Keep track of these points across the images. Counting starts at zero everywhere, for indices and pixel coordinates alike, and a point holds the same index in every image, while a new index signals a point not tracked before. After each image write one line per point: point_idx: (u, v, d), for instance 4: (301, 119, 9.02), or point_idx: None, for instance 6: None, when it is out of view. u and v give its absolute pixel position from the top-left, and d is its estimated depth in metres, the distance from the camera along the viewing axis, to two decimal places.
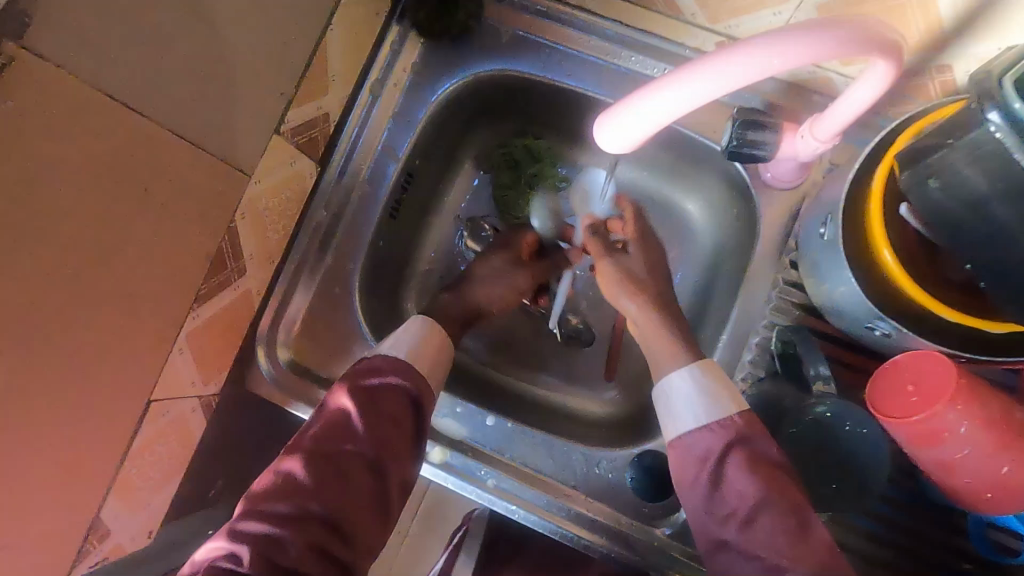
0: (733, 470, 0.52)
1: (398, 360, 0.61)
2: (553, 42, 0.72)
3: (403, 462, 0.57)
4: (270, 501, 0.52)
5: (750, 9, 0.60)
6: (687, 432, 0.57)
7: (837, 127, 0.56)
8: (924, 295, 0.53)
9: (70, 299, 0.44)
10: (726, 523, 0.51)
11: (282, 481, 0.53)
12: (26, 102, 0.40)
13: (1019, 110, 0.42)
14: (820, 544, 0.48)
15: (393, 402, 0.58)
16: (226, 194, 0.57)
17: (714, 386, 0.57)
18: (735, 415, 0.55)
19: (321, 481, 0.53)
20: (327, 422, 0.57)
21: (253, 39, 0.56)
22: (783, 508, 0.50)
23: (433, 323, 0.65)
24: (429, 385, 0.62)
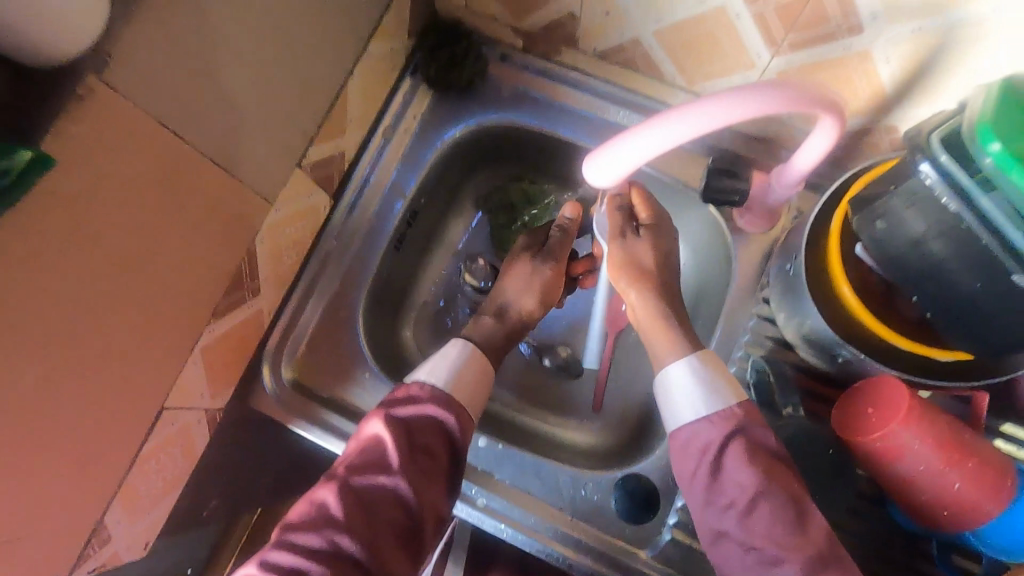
0: (732, 460, 0.53)
1: (436, 392, 0.62)
2: (550, 97, 0.78)
3: (435, 496, 0.58)
4: (305, 534, 0.54)
5: (722, 74, 0.64)
6: (687, 424, 0.57)
7: (804, 168, 0.58)
8: (877, 322, 0.56)
9: (110, 308, 0.50)
10: (724, 513, 0.52)
11: (317, 512, 0.55)
12: (91, 129, 0.43)
13: (946, 163, 0.46)
14: (820, 534, 0.49)
15: (428, 435, 0.60)
16: (250, 217, 0.62)
17: (715, 377, 0.58)
18: (735, 406, 0.56)
19: (355, 516, 0.55)
20: (362, 452, 0.59)
21: (289, 84, 0.61)
22: (782, 499, 0.50)
23: (472, 350, 0.66)
24: (467, 413, 0.63)
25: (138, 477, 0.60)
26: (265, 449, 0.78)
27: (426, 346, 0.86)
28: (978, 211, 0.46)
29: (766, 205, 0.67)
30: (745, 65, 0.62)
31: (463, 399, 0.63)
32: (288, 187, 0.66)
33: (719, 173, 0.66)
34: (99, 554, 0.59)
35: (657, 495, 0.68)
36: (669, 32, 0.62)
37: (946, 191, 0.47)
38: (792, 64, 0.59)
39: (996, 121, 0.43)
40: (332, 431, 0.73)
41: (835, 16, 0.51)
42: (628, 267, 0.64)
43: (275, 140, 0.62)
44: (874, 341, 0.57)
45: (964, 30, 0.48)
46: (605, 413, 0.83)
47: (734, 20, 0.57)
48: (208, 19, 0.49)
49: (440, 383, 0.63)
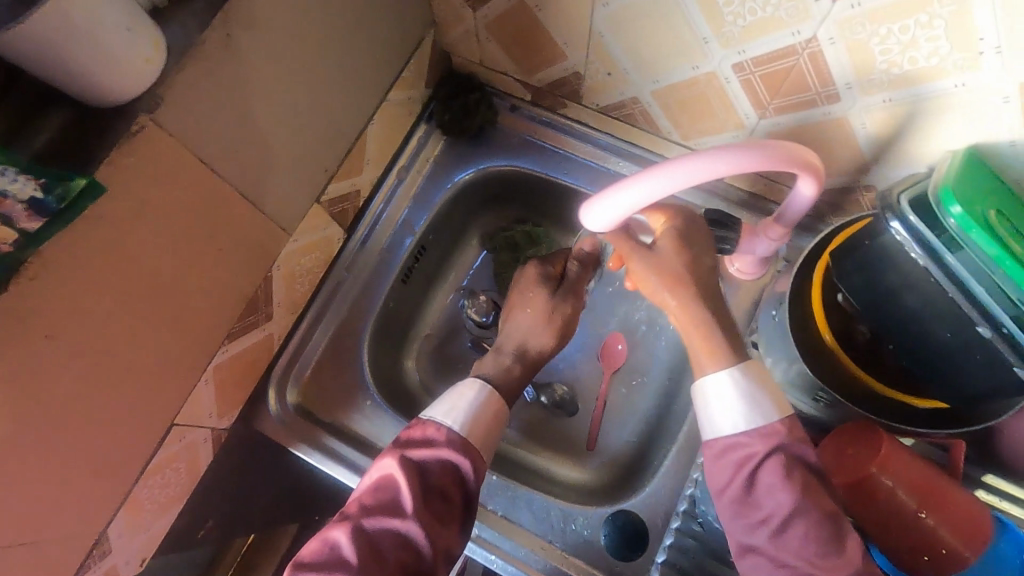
0: (769, 478, 0.52)
1: (452, 435, 0.61)
2: (555, 147, 0.84)
3: (447, 542, 0.57)
4: (315, 574, 0.53)
5: (715, 130, 0.69)
6: (725, 436, 0.56)
7: (810, 190, 0.55)
8: (855, 367, 0.60)
9: (137, 322, 0.54)
10: (755, 528, 0.52)
11: (329, 554, 0.55)
12: (142, 158, 0.48)
13: (913, 222, 0.50)
14: (855, 550, 0.50)
15: (441, 479, 0.58)
16: (269, 247, 0.66)
17: (757, 389, 0.56)
18: (777, 421, 0.55)
19: (366, 559, 0.54)
20: (375, 491, 0.58)
21: (313, 126, 0.66)
22: (816, 518, 0.50)
23: (489, 393, 0.65)
24: (483, 458, 0.62)
25: (144, 491, 0.62)
26: (265, 470, 0.80)
27: (425, 376, 0.89)
28: (944, 267, 0.50)
29: (755, 256, 0.69)
30: (735, 124, 0.67)
31: (479, 442, 0.62)
32: (305, 220, 0.70)
33: (711, 224, 0.69)
34: (100, 564, 0.61)
35: (646, 531, 0.70)
36: (665, 92, 0.67)
37: (916, 247, 0.50)
38: (778, 126, 0.64)
39: (955, 186, 0.47)
40: (332, 456, 0.75)
41: (814, 85, 0.57)
42: (659, 273, 0.60)
43: (299, 176, 0.66)
44: (857, 386, 0.60)
45: (932, 102, 0.52)
46: (599, 451, 0.84)
47: (724, 84, 0.62)
48: (249, 67, 0.55)
49: (456, 426, 0.61)
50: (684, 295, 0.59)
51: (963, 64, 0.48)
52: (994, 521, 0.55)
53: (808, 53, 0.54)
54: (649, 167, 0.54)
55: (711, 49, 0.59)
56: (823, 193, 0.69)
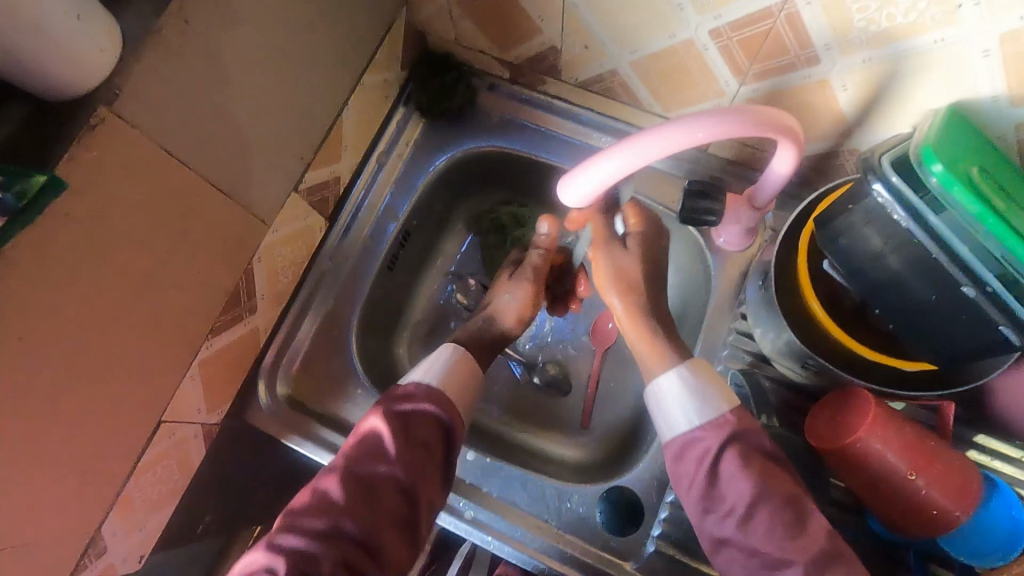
0: (727, 467, 0.54)
1: (428, 390, 0.63)
2: (536, 125, 0.83)
3: (432, 487, 0.59)
4: (304, 520, 0.55)
5: (695, 100, 0.68)
6: (681, 433, 0.58)
7: (784, 169, 0.57)
8: (842, 334, 0.59)
9: (114, 322, 0.53)
10: (724, 519, 0.53)
11: (318, 500, 0.57)
12: (104, 152, 0.47)
13: (896, 183, 0.49)
14: (820, 530, 0.50)
15: (425, 429, 0.60)
16: (247, 239, 0.65)
17: (704, 385, 0.58)
18: (727, 412, 0.57)
19: (356, 505, 0.56)
20: (361, 442, 0.59)
21: (285, 113, 0.65)
22: (777, 502, 0.51)
23: (461, 351, 0.67)
24: (461, 413, 0.64)
25: (135, 488, 0.62)
26: (259, 463, 0.80)
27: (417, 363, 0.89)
28: (927, 227, 0.49)
29: (741, 226, 0.69)
30: (716, 92, 0.65)
31: (456, 395, 0.64)
32: (284, 210, 0.69)
33: (694, 195, 0.66)
34: (96, 564, 0.61)
35: (641, 506, 0.70)
36: (643, 63, 0.66)
37: (898, 209, 0.50)
38: (758, 92, 0.63)
39: (937, 144, 0.47)
40: (326, 446, 0.75)
41: (792, 47, 0.55)
42: (617, 278, 0.66)
43: (274, 165, 0.65)
44: (845, 353, 0.60)
45: (912, 60, 0.51)
46: (594, 429, 0.84)
47: (702, 52, 0.61)
48: (211, 54, 0.53)
49: (433, 382, 0.63)
50: (634, 298, 0.66)
51: (941, 19, 0.46)
52: (984, 480, 0.55)
53: (784, 15, 0.52)
54: (629, 136, 0.52)
55: (687, 16, 0.57)
56: (806, 159, 0.69)
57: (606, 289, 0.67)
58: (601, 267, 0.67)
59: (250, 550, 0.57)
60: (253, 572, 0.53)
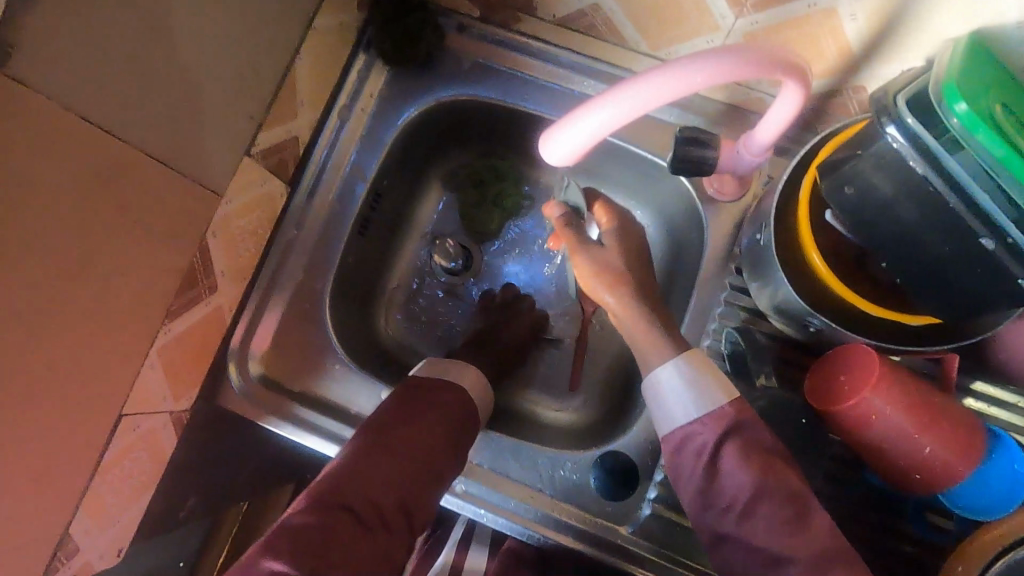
0: (728, 464, 0.51)
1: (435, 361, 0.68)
2: (511, 69, 0.75)
3: (450, 427, 0.60)
4: (349, 467, 0.54)
5: (685, 37, 0.61)
6: (679, 427, 0.56)
7: (767, 139, 0.56)
8: (847, 291, 0.55)
9: (49, 316, 0.47)
10: (723, 515, 0.51)
11: (361, 450, 0.56)
12: (6, 123, 0.41)
13: (913, 125, 0.44)
14: (824, 527, 0.48)
15: (435, 383, 0.63)
16: (197, 212, 0.59)
17: (702, 376, 0.56)
18: (726, 404, 0.54)
19: (380, 444, 0.56)
20: (396, 404, 0.60)
21: (222, 65, 0.57)
22: (780, 498, 0.49)
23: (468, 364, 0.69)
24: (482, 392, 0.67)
25: (102, 486, 0.59)
26: (239, 444, 0.77)
27: (399, 332, 0.85)
28: (944, 172, 0.45)
29: (733, 174, 0.65)
30: (709, 27, 0.59)
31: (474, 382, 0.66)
32: (237, 177, 0.63)
33: (686, 144, 0.61)
34: (69, 565, 0.58)
35: (636, 470, 0.68)
36: None
37: (914, 155, 0.45)
38: (757, 25, 0.56)
39: (961, 82, 0.42)
40: (306, 426, 0.72)
41: None
42: (601, 275, 0.63)
43: (218, 127, 0.58)
44: (847, 309, 0.56)
45: None
46: (584, 390, 0.82)
47: None
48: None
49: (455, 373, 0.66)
50: (624, 291, 0.62)
51: None
52: (987, 431, 0.53)
53: None
54: (617, 84, 0.47)
55: None
56: (808, 98, 0.63)
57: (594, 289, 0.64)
58: (581, 267, 0.64)
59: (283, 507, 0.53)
60: (299, 517, 0.51)
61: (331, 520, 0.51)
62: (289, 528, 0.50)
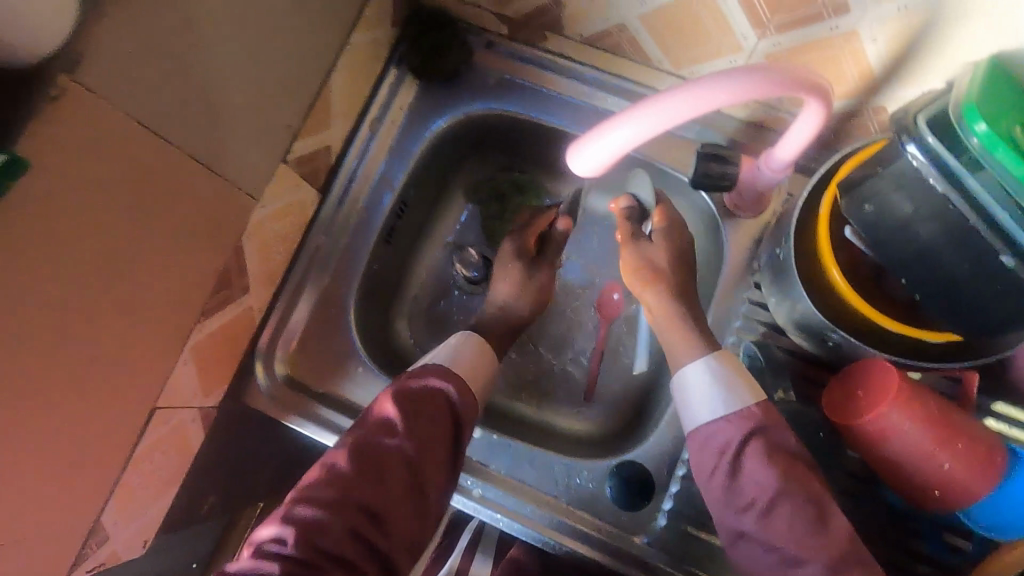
0: (751, 460, 0.52)
1: (438, 366, 0.64)
2: (536, 85, 0.77)
3: (437, 456, 0.59)
4: (316, 491, 0.55)
5: (708, 57, 0.63)
6: (704, 425, 0.56)
7: (788, 157, 0.58)
8: (867, 307, 0.56)
9: (96, 310, 0.50)
10: (743, 513, 0.51)
11: (329, 472, 0.57)
12: (70, 126, 0.43)
13: (932, 145, 0.46)
14: (842, 532, 0.49)
15: (430, 402, 0.61)
16: (235, 215, 0.61)
17: (731, 376, 0.57)
18: (753, 405, 0.55)
19: (362, 472, 0.56)
20: (373, 420, 0.60)
21: (265, 76, 0.60)
22: (802, 499, 0.50)
23: (470, 337, 0.69)
24: (474, 394, 0.65)
25: (132, 477, 0.61)
26: (260, 442, 0.79)
27: (420, 339, 0.86)
28: (965, 192, 0.46)
29: (756, 188, 0.65)
30: (732, 47, 0.61)
31: (465, 373, 0.65)
32: (272, 183, 0.65)
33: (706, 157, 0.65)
34: (97, 554, 0.60)
35: (651, 481, 0.69)
36: (654, 15, 0.61)
37: (933, 174, 0.46)
38: (778, 46, 0.58)
39: (980, 101, 0.43)
40: (328, 426, 0.73)
41: None
42: (641, 270, 0.67)
43: (257, 135, 0.61)
44: (865, 325, 0.57)
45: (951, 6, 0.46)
46: (600, 401, 0.83)
47: (718, 2, 0.56)
48: (178, 14, 0.48)
49: (444, 364, 0.65)
50: (661, 287, 0.65)
51: None
52: (1007, 450, 0.53)
53: None
54: (637, 103, 0.49)
55: None
56: (828, 118, 0.64)
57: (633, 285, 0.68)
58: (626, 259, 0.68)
59: (265, 524, 0.57)
60: (265, 544, 0.53)
61: (289, 549, 0.52)
62: (255, 555, 0.53)
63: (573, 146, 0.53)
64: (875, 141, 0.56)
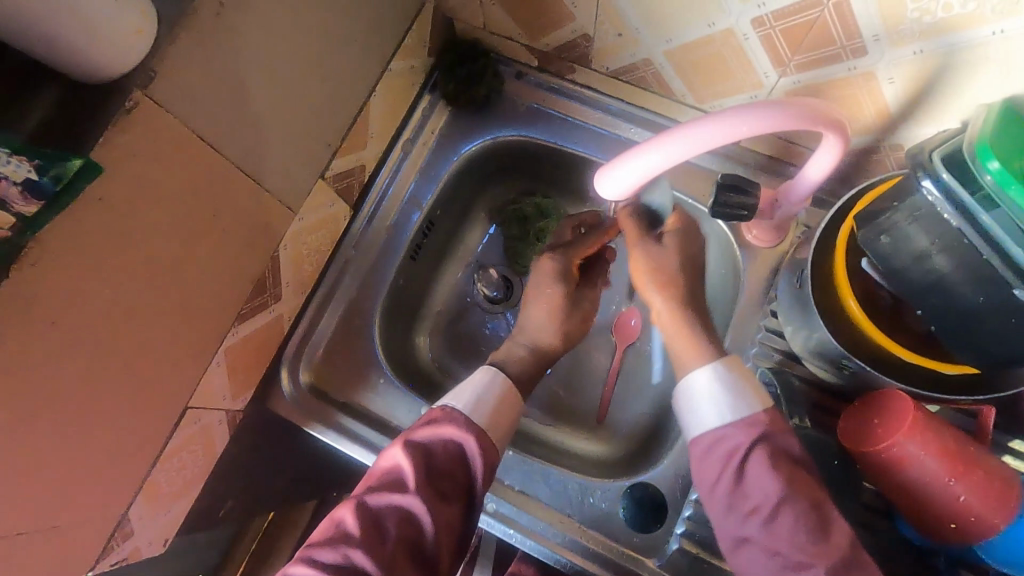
0: (755, 467, 0.52)
1: (457, 415, 0.61)
2: (563, 114, 0.81)
3: (449, 519, 0.56)
4: (319, 550, 0.53)
5: (730, 93, 0.66)
6: (711, 430, 0.57)
7: (814, 180, 0.58)
8: (883, 337, 0.57)
9: (143, 308, 0.53)
10: (747, 518, 0.52)
11: (336, 530, 0.55)
12: (139, 137, 0.46)
13: (947, 180, 0.48)
14: (844, 538, 0.49)
15: (445, 458, 0.58)
16: (274, 226, 0.64)
17: (739, 382, 0.57)
18: (760, 412, 0.56)
19: (370, 533, 0.54)
20: (385, 473, 0.58)
21: (312, 98, 0.63)
22: (804, 505, 0.50)
23: (499, 378, 0.65)
24: (495, 449, 0.61)
25: (161, 474, 0.63)
26: (280, 447, 0.81)
27: (440, 355, 0.88)
28: (979, 226, 0.47)
29: (772, 222, 0.68)
30: (753, 84, 0.64)
31: (485, 422, 0.61)
32: (311, 197, 0.69)
33: (727, 187, 0.63)
34: (122, 547, 0.62)
35: (665, 503, 0.69)
36: (679, 53, 0.64)
37: (948, 208, 0.48)
38: (798, 84, 0.61)
39: (993, 141, 0.45)
40: (348, 435, 0.75)
41: (839, 38, 0.53)
42: (655, 272, 0.64)
43: (301, 152, 0.64)
44: (880, 355, 0.58)
45: (965, 52, 0.49)
46: (615, 423, 0.84)
47: (742, 42, 0.59)
48: (240, 39, 0.52)
49: (463, 409, 0.61)
50: (672, 293, 0.63)
51: (1001, 11, 0.44)
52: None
53: (834, 5, 0.50)
54: (662, 133, 0.51)
55: (728, 4, 0.55)
56: (845, 153, 0.67)
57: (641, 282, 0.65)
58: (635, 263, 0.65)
59: None
60: None
61: None
62: None
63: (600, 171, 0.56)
64: (890, 177, 0.58)
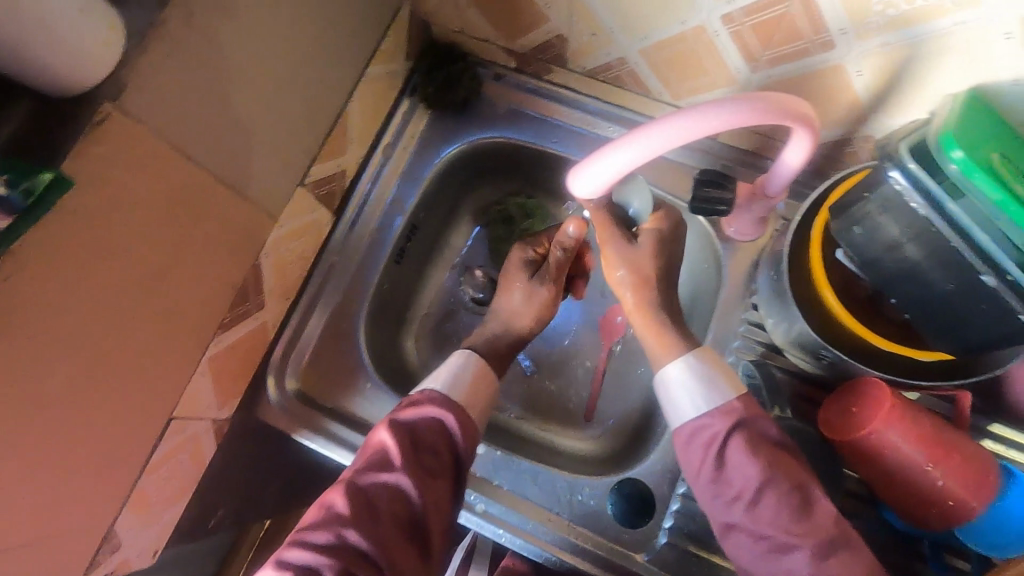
0: (735, 452, 0.53)
1: (436, 396, 0.62)
2: (541, 114, 0.82)
3: (438, 493, 0.57)
4: (313, 533, 0.53)
5: (706, 89, 0.67)
6: (689, 421, 0.57)
7: (793, 164, 0.57)
8: (859, 326, 0.58)
9: (123, 320, 0.53)
10: (731, 504, 0.53)
11: (326, 513, 0.55)
12: (113, 148, 0.46)
13: (914, 170, 0.48)
14: (828, 517, 0.50)
15: (430, 437, 0.59)
16: (254, 234, 0.64)
17: (713, 372, 0.58)
18: (735, 399, 0.57)
19: (361, 512, 0.54)
20: (370, 455, 0.58)
21: (288, 104, 0.64)
22: (785, 488, 0.51)
23: (475, 357, 0.66)
24: (474, 423, 0.63)
25: (148, 484, 0.63)
26: (269, 454, 0.81)
27: (427, 358, 0.88)
28: (945, 215, 0.48)
29: (752, 216, 0.68)
30: (727, 80, 0.64)
31: (464, 400, 0.63)
32: (290, 204, 0.69)
33: (705, 183, 0.65)
34: (110, 560, 0.62)
35: (651, 497, 0.69)
36: (653, 50, 0.65)
37: (917, 197, 0.49)
38: (770, 78, 0.61)
39: (957, 132, 0.45)
40: (336, 440, 0.75)
41: (807, 32, 0.54)
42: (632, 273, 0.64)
43: (279, 159, 0.64)
44: (858, 344, 0.59)
45: (928, 43, 0.49)
46: (603, 420, 0.84)
47: (713, 38, 0.59)
48: (213, 49, 0.52)
49: (442, 389, 0.62)
50: None
51: (961, 3, 0.45)
52: (1000, 468, 0.54)
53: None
54: (639, 126, 0.51)
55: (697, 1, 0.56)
56: (819, 146, 0.67)
57: (617, 280, 0.66)
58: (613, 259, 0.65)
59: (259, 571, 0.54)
60: None
61: None
62: None
63: (574, 168, 0.56)
64: (863, 168, 0.59)
